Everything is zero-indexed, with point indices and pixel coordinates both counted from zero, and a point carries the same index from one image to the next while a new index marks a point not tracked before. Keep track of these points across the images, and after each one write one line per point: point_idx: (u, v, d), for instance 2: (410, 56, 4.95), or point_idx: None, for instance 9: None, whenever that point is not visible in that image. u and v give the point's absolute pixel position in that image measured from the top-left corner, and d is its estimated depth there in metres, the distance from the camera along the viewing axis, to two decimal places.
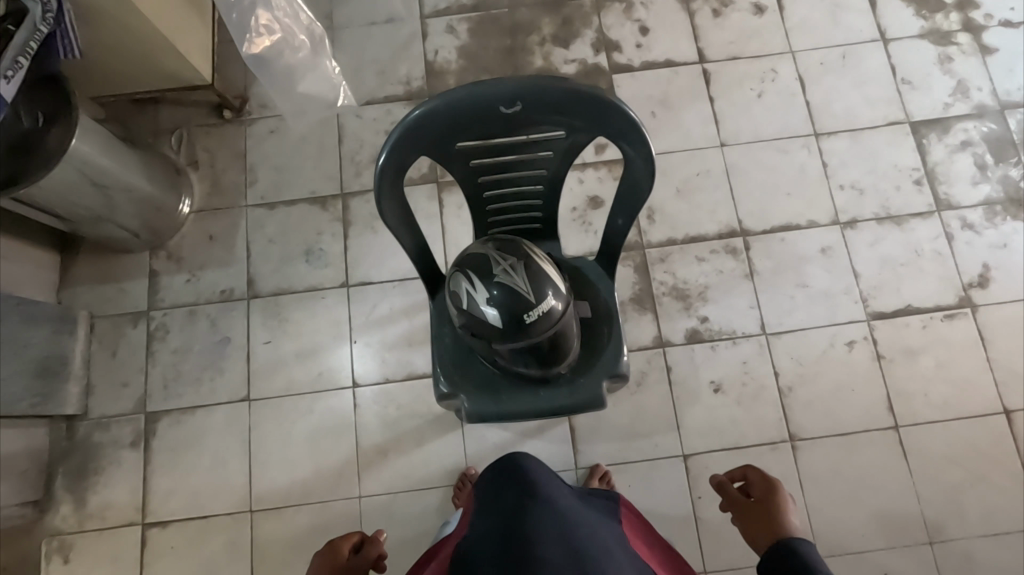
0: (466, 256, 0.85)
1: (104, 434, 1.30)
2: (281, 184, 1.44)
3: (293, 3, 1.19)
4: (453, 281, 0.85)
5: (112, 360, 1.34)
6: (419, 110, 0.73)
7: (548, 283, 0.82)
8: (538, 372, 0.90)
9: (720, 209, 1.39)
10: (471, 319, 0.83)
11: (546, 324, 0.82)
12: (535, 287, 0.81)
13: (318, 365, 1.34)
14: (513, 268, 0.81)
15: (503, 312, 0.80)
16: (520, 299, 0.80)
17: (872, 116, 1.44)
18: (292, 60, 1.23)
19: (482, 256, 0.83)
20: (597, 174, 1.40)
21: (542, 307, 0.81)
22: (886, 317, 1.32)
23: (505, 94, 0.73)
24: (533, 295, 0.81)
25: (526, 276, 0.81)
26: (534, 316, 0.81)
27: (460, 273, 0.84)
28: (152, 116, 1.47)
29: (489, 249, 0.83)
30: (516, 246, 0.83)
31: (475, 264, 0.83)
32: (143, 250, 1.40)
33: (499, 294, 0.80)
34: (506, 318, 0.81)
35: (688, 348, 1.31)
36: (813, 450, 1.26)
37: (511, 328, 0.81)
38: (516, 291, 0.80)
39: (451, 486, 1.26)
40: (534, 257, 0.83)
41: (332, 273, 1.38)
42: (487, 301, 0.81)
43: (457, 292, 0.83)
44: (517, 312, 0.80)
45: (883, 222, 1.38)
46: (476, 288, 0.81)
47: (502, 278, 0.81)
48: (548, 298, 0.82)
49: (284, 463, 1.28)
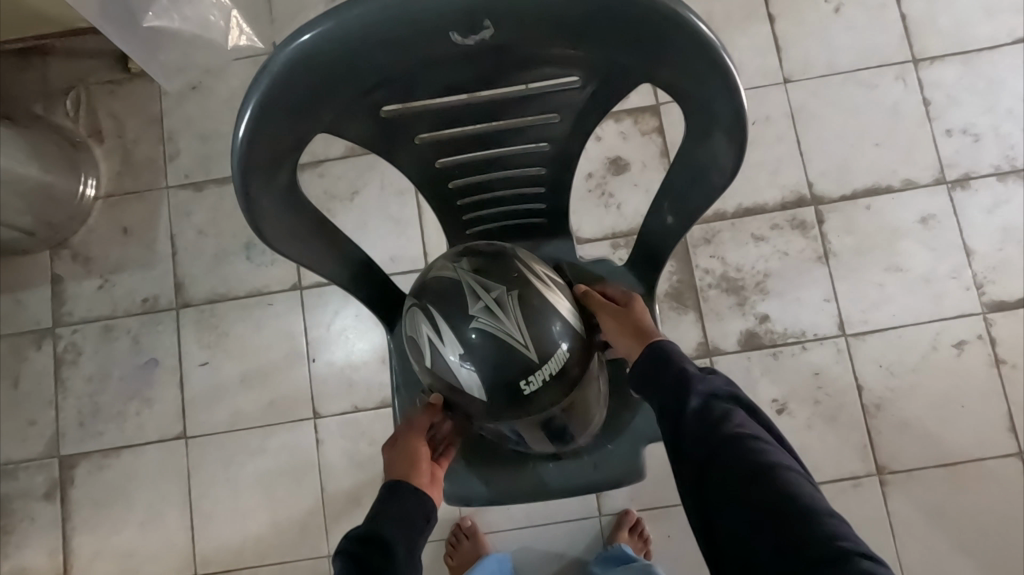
0: (422, 282, 0.53)
1: (11, 485, 1.05)
2: (210, 158, 1.12)
3: None
4: (403, 322, 0.54)
5: (14, 392, 1.07)
6: (304, 39, 0.40)
7: (557, 327, 0.52)
8: (543, 449, 0.60)
9: (783, 170, 1.05)
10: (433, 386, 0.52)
11: (555, 393, 0.52)
12: (535, 336, 0.50)
13: (269, 391, 1.06)
14: (500, 305, 0.50)
15: (483, 379, 0.50)
16: (512, 359, 0.50)
17: (992, 31, 1.06)
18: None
19: (448, 284, 0.51)
20: (620, 127, 1.05)
21: (548, 368, 0.51)
22: (1008, 309, 1.00)
23: (463, 7, 0.39)
24: (533, 350, 0.50)
25: (522, 319, 0.50)
26: (535, 384, 0.51)
27: (416, 307, 0.52)
28: (40, 74, 1.13)
29: (461, 271, 0.52)
30: (503, 267, 0.52)
31: (437, 298, 0.52)
32: (41, 250, 1.10)
33: (476, 350, 0.50)
34: (489, 389, 0.50)
35: (743, 357, 1.00)
36: (908, 486, 0.97)
37: (498, 404, 0.51)
38: (505, 345, 0.50)
39: (443, 541, 1.00)
40: (532, 283, 0.52)
41: (280, 271, 1.08)
42: (457, 362, 0.50)
43: (414, 339, 0.52)
44: (508, 380, 0.50)
45: (1005, 179, 1.03)
46: (436, 338, 0.50)
47: (481, 323, 0.50)
48: (557, 352, 0.51)
49: (233, 515, 1.03)
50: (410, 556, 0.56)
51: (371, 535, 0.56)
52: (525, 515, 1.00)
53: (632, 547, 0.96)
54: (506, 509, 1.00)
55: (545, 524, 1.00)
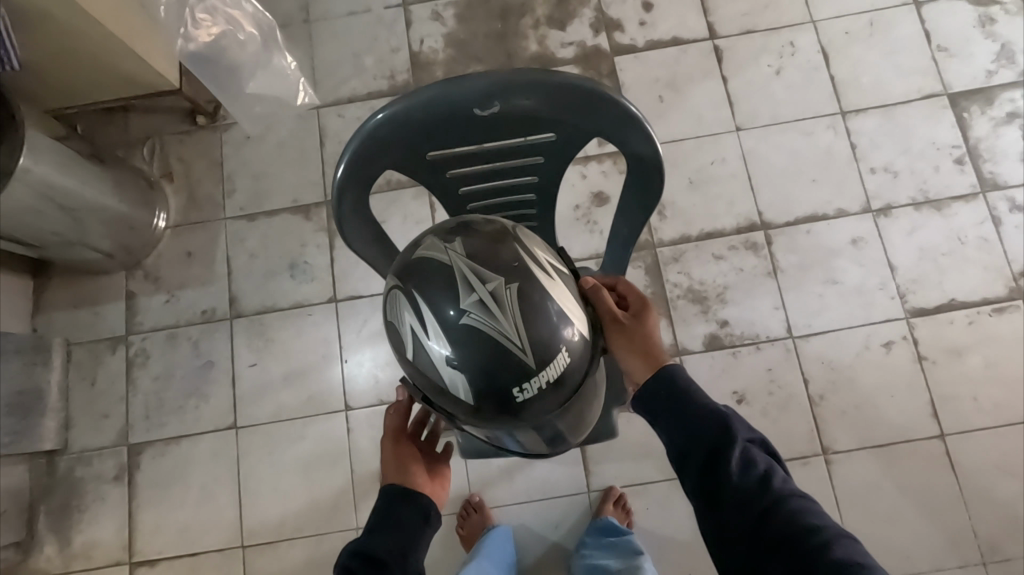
0: (416, 263, 0.52)
1: (86, 469, 1.23)
2: (261, 194, 1.34)
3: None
4: (391, 305, 0.53)
5: (91, 389, 1.26)
6: (380, 115, 0.63)
7: (557, 334, 0.51)
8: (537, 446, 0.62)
9: (737, 201, 1.26)
10: (418, 377, 0.52)
11: (550, 402, 0.51)
12: (534, 341, 0.49)
13: (308, 388, 1.25)
14: (496, 303, 0.49)
15: (473, 381, 0.49)
16: (507, 365, 0.49)
17: (905, 88, 1.30)
18: (238, 56, 1.20)
19: (445, 273, 0.50)
20: (601, 167, 1.28)
21: (546, 376, 0.50)
22: (927, 314, 1.19)
23: (480, 92, 0.63)
24: (531, 355, 0.49)
25: (521, 321, 0.49)
26: (529, 392, 0.50)
27: (403, 298, 0.51)
28: (122, 126, 1.37)
29: (456, 260, 0.51)
30: (505, 263, 0.51)
31: (432, 286, 0.50)
32: (118, 270, 1.31)
33: (468, 350, 0.48)
34: (478, 392, 0.49)
35: (707, 356, 1.20)
36: (848, 464, 1.14)
37: (489, 408, 0.50)
38: (501, 349, 0.49)
39: (454, 515, 1.17)
40: (534, 282, 0.51)
41: (319, 287, 1.29)
42: (443, 358, 0.49)
43: (400, 330, 0.52)
44: (502, 386, 0.49)
45: (920, 208, 1.24)
46: (426, 330, 0.50)
47: (474, 319, 0.49)
48: (555, 355, 0.50)
49: (276, 495, 1.20)
50: (404, 562, 0.63)
51: (367, 549, 0.63)
52: (525, 492, 1.17)
53: (615, 517, 1.13)
54: (509, 487, 1.18)
55: (542, 499, 1.17)
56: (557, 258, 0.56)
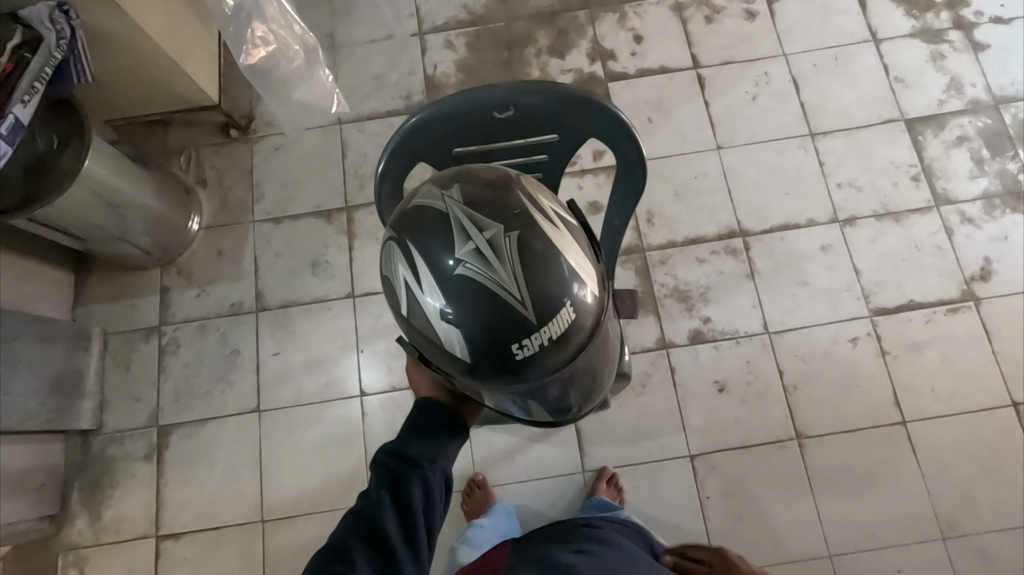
0: (420, 213, 0.62)
1: (118, 448, 1.32)
2: (287, 200, 1.47)
3: (287, 15, 1.30)
4: (394, 255, 0.63)
5: (125, 375, 1.37)
6: (416, 117, 0.77)
7: (555, 291, 0.60)
8: (538, 408, 0.71)
9: (719, 211, 1.41)
10: (420, 323, 0.62)
11: (548, 356, 0.61)
12: (531, 295, 0.59)
13: (326, 376, 1.36)
14: (490, 255, 0.59)
15: (473, 327, 0.59)
16: (507, 313, 0.58)
17: (866, 115, 1.46)
18: (287, 69, 1.34)
19: (447, 222, 0.60)
20: (596, 180, 1.42)
21: (546, 333, 0.60)
22: (889, 313, 1.33)
23: (498, 99, 0.77)
24: (530, 310, 0.59)
25: (517, 270, 0.59)
26: (526, 350, 0.60)
27: (403, 253, 0.62)
28: (161, 137, 1.51)
29: (456, 214, 0.61)
30: (502, 214, 0.61)
31: (434, 236, 0.60)
32: (154, 267, 1.43)
33: (468, 296, 0.59)
34: (480, 339, 0.59)
35: (692, 349, 1.32)
36: (820, 448, 1.26)
37: (490, 358, 0.60)
38: (497, 296, 0.58)
39: (460, 493, 1.27)
40: (532, 232, 0.61)
41: (338, 284, 1.41)
42: (441, 308, 0.59)
43: (401, 283, 0.62)
44: (502, 340, 0.59)
45: (881, 219, 1.39)
46: (424, 281, 0.60)
47: (472, 269, 0.59)
48: (549, 309, 0.60)
49: (295, 473, 1.30)
50: (433, 465, 0.69)
51: (401, 449, 0.69)
52: (525, 472, 1.27)
53: (608, 495, 1.23)
54: (510, 467, 1.28)
55: (540, 478, 1.27)
56: (557, 210, 0.65)
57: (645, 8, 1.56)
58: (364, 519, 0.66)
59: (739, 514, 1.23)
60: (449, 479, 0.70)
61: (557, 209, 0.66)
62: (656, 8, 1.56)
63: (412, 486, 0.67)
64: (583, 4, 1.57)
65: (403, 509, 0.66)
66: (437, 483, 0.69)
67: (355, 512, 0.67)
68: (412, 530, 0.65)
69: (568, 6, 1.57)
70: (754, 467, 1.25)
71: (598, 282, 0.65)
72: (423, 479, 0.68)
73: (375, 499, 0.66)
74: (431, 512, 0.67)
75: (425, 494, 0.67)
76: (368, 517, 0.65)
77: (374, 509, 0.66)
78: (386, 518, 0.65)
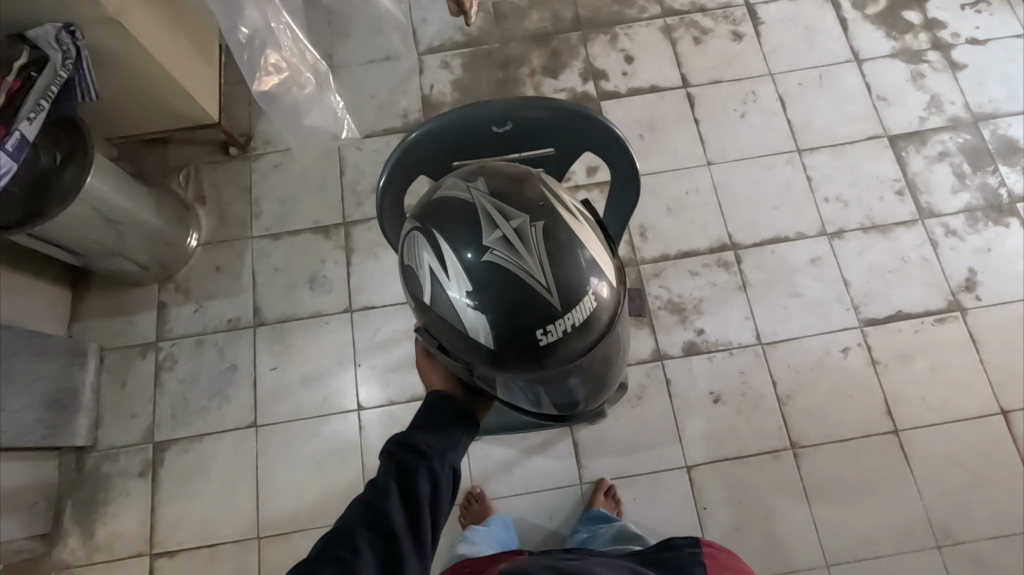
0: (446, 203, 0.65)
1: (112, 465, 1.31)
2: (286, 216, 1.49)
3: (299, 43, 1.26)
4: (419, 245, 0.66)
5: (121, 391, 1.37)
6: (416, 133, 0.80)
7: (580, 280, 0.63)
8: (551, 402, 0.73)
9: (710, 225, 1.44)
10: (443, 310, 0.64)
11: (571, 344, 0.63)
12: (556, 282, 0.62)
13: (324, 390, 1.36)
14: (517, 242, 0.62)
15: (498, 313, 0.61)
16: (532, 298, 0.61)
17: (851, 131, 1.51)
18: (299, 96, 1.28)
19: (473, 211, 0.64)
20: (590, 195, 1.45)
21: (569, 320, 0.62)
22: (878, 323, 1.35)
23: (496, 114, 0.80)
24: (555, 297, 0.62)
25: (544, 258, 0.62)
26: (549, 336, 0.62)
27: (429, 242, 0.64)
28: (161, 155, 1.53)
29: (483, 203, 0.64)
30: (528, 205, 0.64)
31: (462, 224, 0.63)
32: (152, 282, 1.44)
33: (493, 282, 0.61)
34: (505, 325, 0.62)
35: (686, 360, 1.34)
36: (814, 457, 1.27)
37: (515, 344, 0.62)
38: (524, 282, 0.61)
39: (458, 506, 1.27)
40: (557, 224, 0.64)
41: (336, 298, 1.42)
42: (467, 294, 0.62)
43: (426, 270, 0.65)
44: (527, 325, 0.61)
45: (868, 232, 1.42)
46: (451, 268, 0.63)
47: (500, 255, 0.61)
48: (572, 296, 0.62)
49: (292, 488, 1.30)
50: (442, 458, 0.70)
51: (411, 439, 0.70)
52: (522, 484, 1.28)
53: (606, 507, 1.23)
54: (507, 480, 1.28)
55: (537, 490, 1.27)
56: (577, 206, 0.69)
57: (636, 30, 1.61)
58: (370, 508, 0.66)
59: (736, 525, 1.24)
60: (455, 473, 0.72)
61: (576, 205, 0.69)
62: (646, 30, 1.61)
63: (419, 477, 0.68)
64: (575, 26, 1.62)
65: (410, 498, 0.67)
66: (443, 474, 0.70)
67: (359, 501, 0.67)
68: (418, 520, 0.66)
69: (561, 28, 1.62)
70: (749, 477, 1.26)
71: (615, 275, 0.68)
72: (431, 472, 0.69)
73: (382, 487, 0.67)
74: (437, 505, 0.68)
75: (432, 487, 0.69)
76: (374, 505, 0.66)
77: (381, 497, 0.66)
78: (392, 508, 0.66)
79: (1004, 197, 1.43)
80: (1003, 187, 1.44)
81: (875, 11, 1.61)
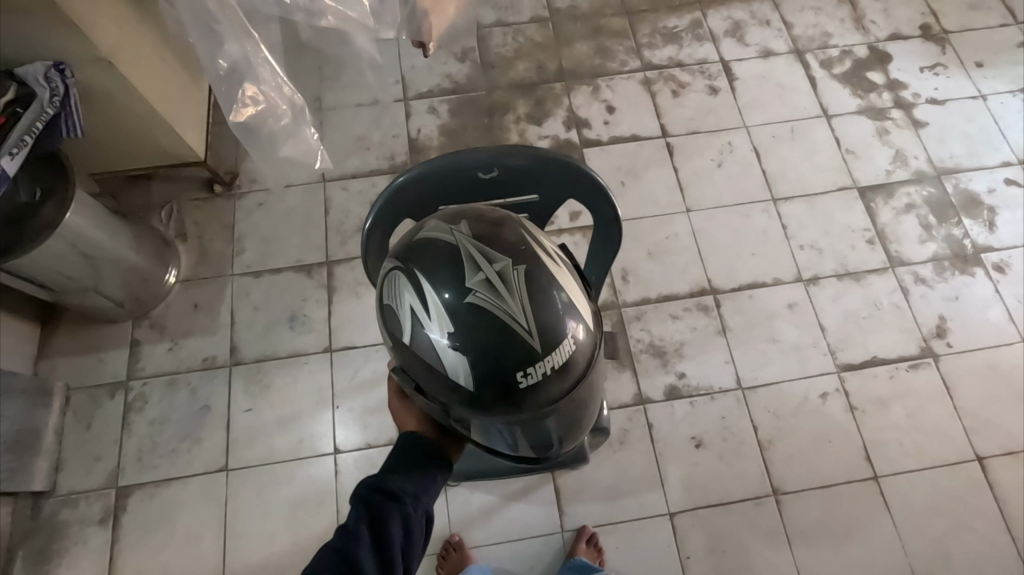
0: (428, 245, 0.66)
1: (71, 512, 1.25)
2: (268, 254, 1.48)
3: (277, 76, 1.24)
4: (400, 284, 0.66)
5: (86, 433, 1.31)
6: (404, 177, 0.81)
7: (560, 324, 0.63)
8: (527, 445, 0.72)
9: (690, 270, 1.46)
10: (422, 351, 0.64)
11: (549, 386, 0.63)
12: (538, 325, 0.62)
13: (300, 432, 1.32)
14: (500, 283, 0.62)
15: (479, 354, 0.61)
16: (514, 341, 0.61)
17: (823, 182, 1.57)
18: (275, 127, 1.28)
19: (457, 254, 0.64)
20: (572, 239, 1.47)
21: (549, 363, 0.62)
22: (854, 368, 1.38)
23: (483, 161, 0.82)
24: (536, 339, 0.62)
25: (526, 301, 0.62)
26: (529, 378, 0.62)
27: (410, 280, 0.65)
28: (143, 191, 1.52)
29: (466, 244, 0.65)
30: (509, 249, 0.65)
31: (444, 265, 0.64)
32: (126, 319, 1.41)
33: (476, 323, 0.61)
34: (485, 367, 0.61)
35: (668, 405, 1.34)
36: (796, 504, 1.26)
37: (493, 386, 0.62)
38: (507, 325, 0.61)
39: (435, 555, 1.23)
40: (539, 267, 0.65)
41: (316, 338, 1.40)
42: (447, 336, 0.62)
43: (408, 310, 0.64)
44: (507, 368, 0.61)
45: (842, 278, 1.46)
46: (432, 309, 0.63)
47: (482, 297, 0.62)
48: (553, 339, 0.63)
49: (261, 535, 1.24)
50: (416, 503, 0.68)
51: (383, 483, 0.68)
52: (502, 532, 1.24)
53: (588, 556, 1.20)
54: (487, 528, 1.24)
55: (517, 539, 1.24)
56: (556, 250, 0.70)
57: (617, 82, 1.68)
58: (340, 557, 0.64)
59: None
60: (429, 517, 0.70)
61: (556, 250, 0.70)
62: (626, 82, 1.68)
63: (392, 522, 0.66)
64: (559, 76, 1.68)
65: (381, 544, 0.65)
66: (417, 519, 0.68)
67: (329, 547, 0.65)
68: (389, 567, 0.64)
69: (545, 78, 1.68)
70: (732, 523, 1.25)
71: (592, 318, 0.69)
72: (404, 517, 0.67)
73: (353, 532, 0.65)
74: (409, 551, 0.67)
75: (404, 532, 0.67)
76: (344, 552, 0.64)
77: (350, 543, 0.64)
78: (363, 555, 0.64)
79: (968, 248, 1.49)
80: (967, 238, 1.50)
81: (842, 71, 1.71)
